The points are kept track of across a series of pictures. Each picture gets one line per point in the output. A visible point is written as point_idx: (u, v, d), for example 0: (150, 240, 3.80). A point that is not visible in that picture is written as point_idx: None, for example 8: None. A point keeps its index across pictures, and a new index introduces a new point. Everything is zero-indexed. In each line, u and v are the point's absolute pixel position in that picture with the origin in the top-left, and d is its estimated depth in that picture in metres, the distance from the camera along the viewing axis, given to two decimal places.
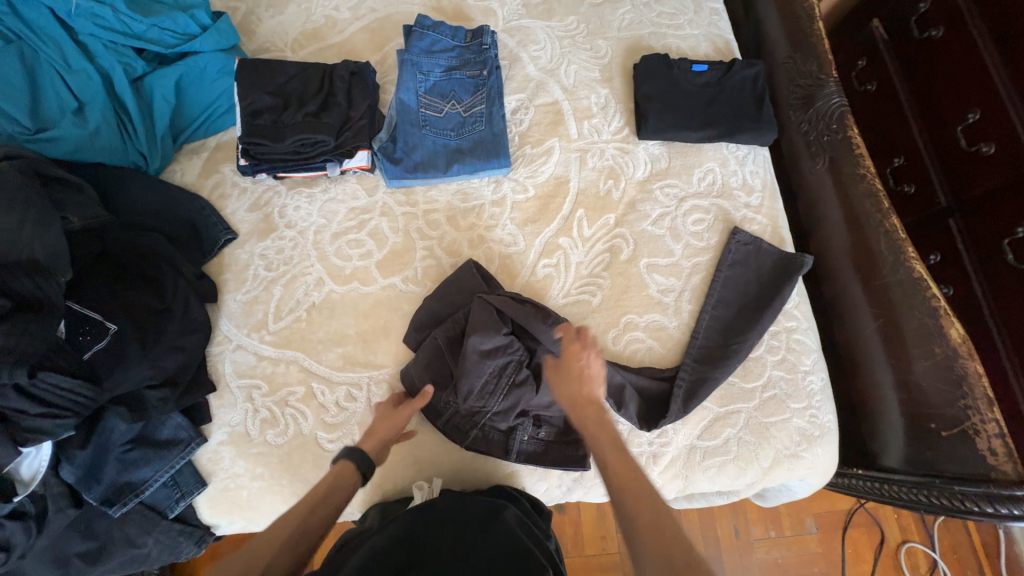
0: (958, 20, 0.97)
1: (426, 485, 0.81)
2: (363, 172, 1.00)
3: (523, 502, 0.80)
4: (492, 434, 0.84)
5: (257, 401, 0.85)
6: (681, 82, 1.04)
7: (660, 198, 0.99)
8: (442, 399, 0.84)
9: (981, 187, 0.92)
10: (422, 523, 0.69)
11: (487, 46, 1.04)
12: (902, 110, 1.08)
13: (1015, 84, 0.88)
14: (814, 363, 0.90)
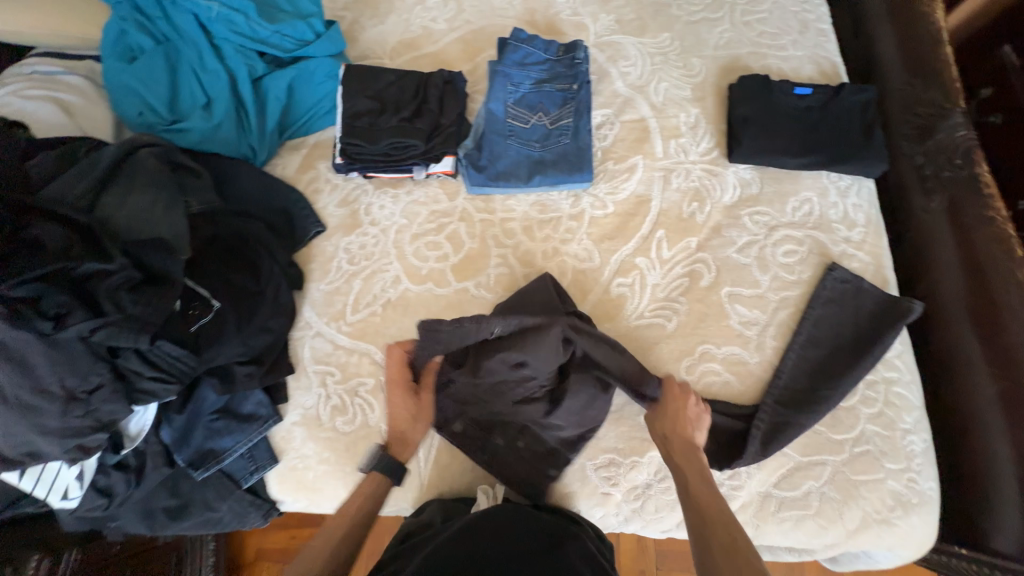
0: None
1: (489, 489, 0.82)
2: (446, 177, 1.03)
3: (586, 526, 0.78)
4: (471, 432, 0.84)
5: (330, 388, 0.88)
6: (781, 105, 0.99)
7: (748, 225, 0.94)
8: (443, 376, 0.86)
9: None
10: (476, 530, 0.70)
11: (579, 60, 1.04)
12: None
13: None
14: (916, 422, 0.81)
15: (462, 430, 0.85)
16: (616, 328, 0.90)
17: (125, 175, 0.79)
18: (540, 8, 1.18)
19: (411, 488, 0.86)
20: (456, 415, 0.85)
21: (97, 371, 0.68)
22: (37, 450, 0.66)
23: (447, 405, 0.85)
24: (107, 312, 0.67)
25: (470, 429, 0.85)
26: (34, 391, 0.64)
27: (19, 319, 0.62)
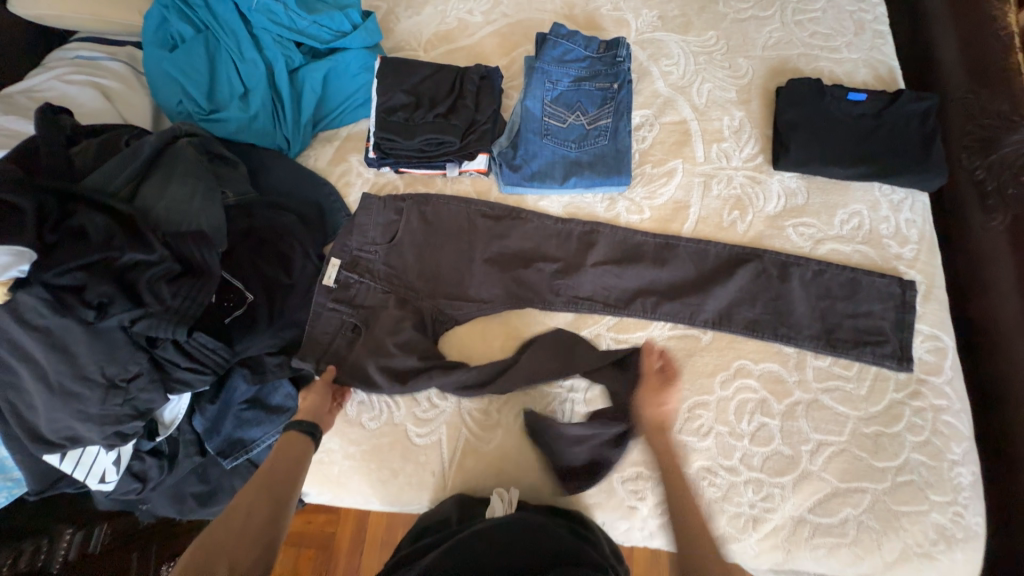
0: None
1: (505, 492, 0.80)
2: (479, 175, 1.01)
3: (604, 542, 0.77)
4: (324, 322, 0.87)
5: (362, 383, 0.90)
6: (832, 111, 0.94)
7: (792, 237, 0.90)
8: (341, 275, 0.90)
9: None
10: (467, 546, 0.69)
11: (621, 58, 1.00)
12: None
13: None
14: (965, 453, 0.77)
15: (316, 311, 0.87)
16: (647, 338, 0.87)
17: (163, 165, 0.80)
18: (580, 2, 1.14)
19: (430, 483, 0.85)
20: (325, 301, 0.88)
21: (136, 359, 0.68)
22: (78, 435, 0.67)
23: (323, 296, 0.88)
24: (147, 302, 0.68)
25: (321, 313, 0.87)
26: (76, 379, 0.65)
27: (65, 307, 0.63)
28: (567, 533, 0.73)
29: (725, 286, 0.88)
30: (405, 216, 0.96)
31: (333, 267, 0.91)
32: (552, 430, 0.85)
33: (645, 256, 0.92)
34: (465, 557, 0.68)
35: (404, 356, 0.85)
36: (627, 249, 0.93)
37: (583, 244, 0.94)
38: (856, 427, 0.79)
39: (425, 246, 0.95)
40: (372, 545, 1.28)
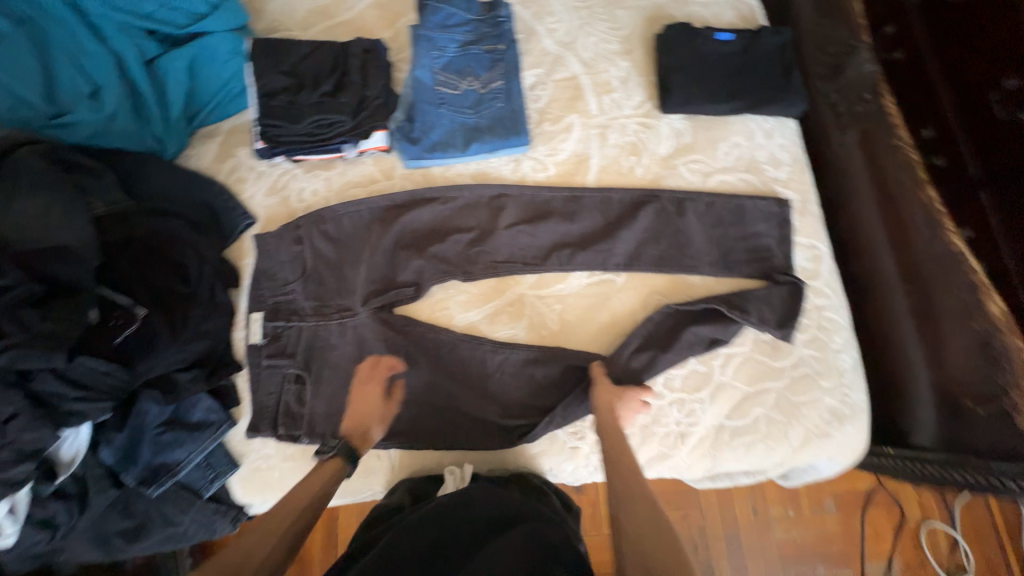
0: (914, 46, 0.94)
1: (457, 470, 0.82)
2: (381, 153, 0.99)
3: (555, 502, 0.80)
4: (264, 377, 0.86)
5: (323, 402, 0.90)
6: (704, 51, 1.01)
7: (685, 174, 0.97)
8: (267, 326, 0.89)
9: (1009, 160, 0.79)
10: (427, 517, 0.71)
11: (503, 19, 1.01)
12: (931, 86, 0.91)
13: (954, 93, 0.88)
14: (845, 342, 0.88)
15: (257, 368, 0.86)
16: (567, 290, 0.91)
17: (4, 180, 0.71)
18: None
19: (382, 469, 0.85)
20: (257, 356, 0.87)
21: (8, 400, 0.64)
22: None
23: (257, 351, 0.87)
24: (8, 333, 0.62)
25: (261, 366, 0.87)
26: None
27: None
28: (518, 496, 0.76)
29: (630, 226, 0.93)
30: (307, 243, 0.92)
31: (257, 321, 0.90)
32: (490, 390, 0.87)
33: (555, 212, 0.96)
34: (430, 522, 0.70)
35: (347, 372, 0.88)
36: (537, 207, 0.96)
37: (494, 208, 0.96)
38: (756, 336, 0.87)
39: (338, 238, 0.93)
40: (342, 551, 1.24)
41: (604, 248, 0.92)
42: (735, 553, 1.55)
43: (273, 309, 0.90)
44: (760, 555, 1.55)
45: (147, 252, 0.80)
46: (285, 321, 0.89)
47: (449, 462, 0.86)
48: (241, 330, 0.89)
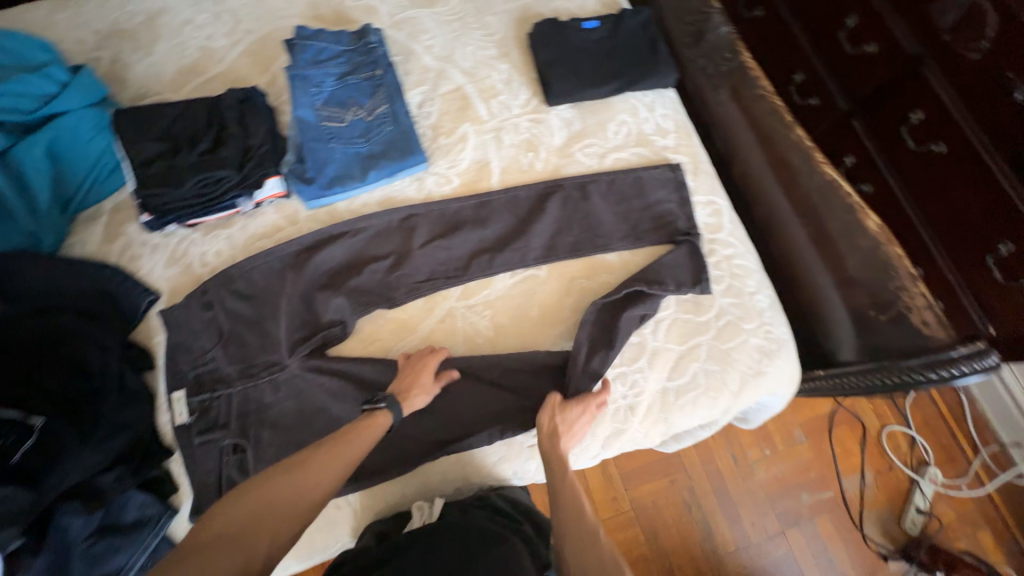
0: (772, 12, 1.36)
1: (425, 506, 0.81)
2: (279, 200, 0.97)
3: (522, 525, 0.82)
4: (202, 454, 0.81)
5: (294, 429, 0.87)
6: (574, 40, 1.05)
7: (582, 159, 1.00)
8: (194, 401, 0.84)
9: (869, 84, 1.20)
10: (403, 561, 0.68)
11: (374, 45, 1.01)
12: (792, 38, 1.32)
13: (813, 44, 1.30)
14: (758, 284, 0.94)
15: (192, 447, 0.81)
16: (494, 294, 0.92)
17: None
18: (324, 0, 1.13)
19: (345, 515, 0.81)
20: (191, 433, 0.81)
21: None
22: None
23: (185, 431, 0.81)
24: None
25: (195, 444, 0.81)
26: None
27: None
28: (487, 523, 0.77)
29: (542, 218, 0.95)
30: (218, 307, 0.88)
31: (181, 400, 0.83)
32: (440, 410, 0.86)
33: (467, 220, 0.96)
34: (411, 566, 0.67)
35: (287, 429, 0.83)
36: (448, 220, 0.96)
37: (406, 230, 0.95)
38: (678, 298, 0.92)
39: (251, 294, 0.90)
40: None
41: (521, 246, 0.94)
42: (724, 503, 1.61)
43: (197, 380, 0.85)
44: (747, 499, 1.62)
45: (40, 356, 0.76)
46: (210, 392, 0.84)
47: (418, 500, 0.83)
48: (165, 414, 0.84)
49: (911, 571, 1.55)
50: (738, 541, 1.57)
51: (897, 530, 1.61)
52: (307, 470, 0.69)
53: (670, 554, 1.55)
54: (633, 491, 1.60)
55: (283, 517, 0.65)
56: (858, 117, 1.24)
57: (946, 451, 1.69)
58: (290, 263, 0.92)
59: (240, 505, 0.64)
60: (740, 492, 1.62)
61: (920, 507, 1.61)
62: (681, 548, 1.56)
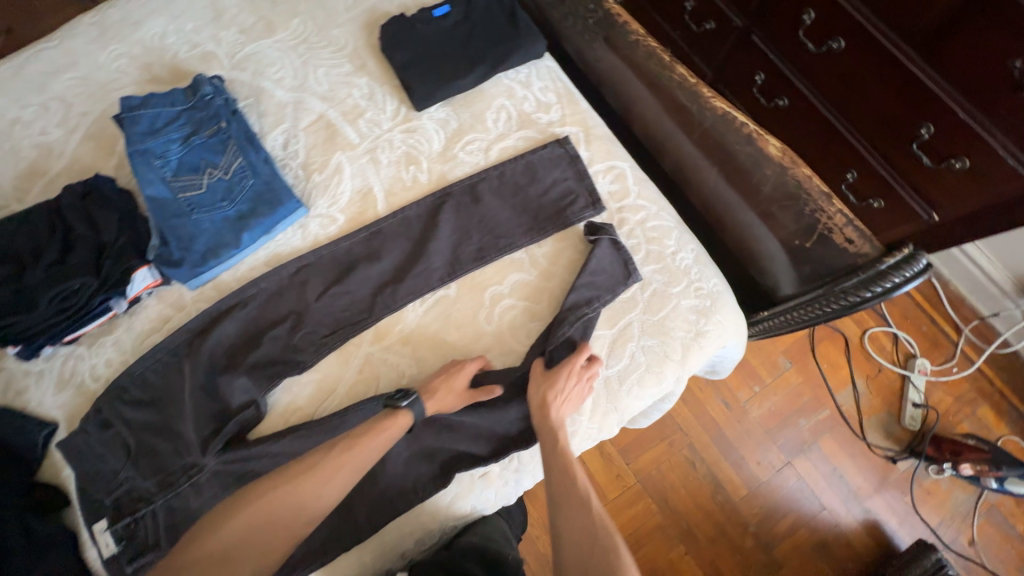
0: None
1: None
2: (159, 288, 0.89)
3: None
4: None
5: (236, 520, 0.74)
6: (427, 34, 0.97)
7: (467, 158, 0.93)
8: (118, 529, 0.76)
9: None
10: None
11: (211, 96, 0.92)
12: None
13: None
14: (678, 241, 0.89)
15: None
16: (407, 327, 0.85)
17: None
18: (155, 59, 1.03)
19: None
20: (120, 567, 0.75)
21: None
22: None
23: (114, 565, 0.75)
24: None
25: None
26: None
27: None
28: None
29: (438, 232, 0.88)
30: (117, 422, 0.81)
31: (105, 531, 0.76)
32: (381, 467, 0.79)
33: (361, 257, 0.89)
34: None
35: None
36: (340, 264, 0.89)
37: (299, 285, 0.88)
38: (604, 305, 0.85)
39: (151, 397, 0.82)
40: None
41: (423, 268, 0.87)
42: (727, 450, 1.57)
43: (115, 504, 0.78)
44: (747, 440, 1.59)
45: None
46: (132, 514, 0.77)
47: None
48: (92, 548, 0.78)
49: (920, 466, 1.55)
50: (748, 484, 1.54)
51: (900, 430, 1.60)
52: (290, 500, 0.73)
53: (686, 515, 1.51)
54: (635, 463, 1.56)
55: (267, 538, 0.73)
56: (756, 29, 1.20)
57: (929, 338, 1.67)
58: (185, 353, 0.84)
59: (237, 522, 0.73)
60: (741, 435, 1.59)
61: (916, 400, 1.60)
62: (696, 507, 1.52)
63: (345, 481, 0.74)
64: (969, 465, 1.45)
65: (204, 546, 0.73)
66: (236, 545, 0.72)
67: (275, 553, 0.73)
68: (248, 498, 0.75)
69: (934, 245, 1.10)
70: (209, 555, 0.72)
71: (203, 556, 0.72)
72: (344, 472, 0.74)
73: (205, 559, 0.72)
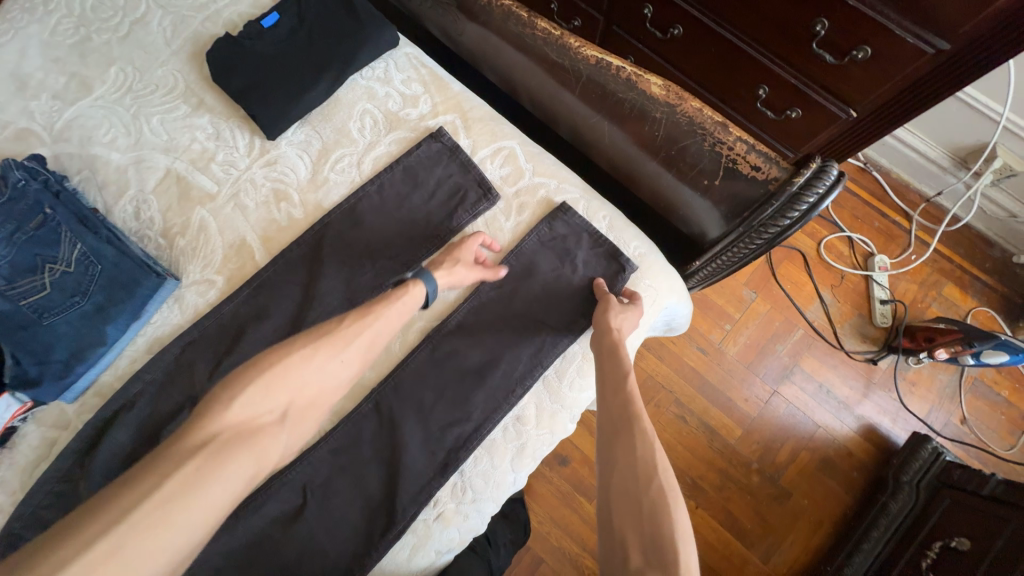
0: None
1: None
2: (36, 409, 0.77)
3: None
4: None
5: (248, 411, 0.57)
6: (260, 51, 0.86)
7: (341, 177, 0.83)
8: None
9: None
10: None
11: (21, 182, 0.78)
12: None
13: None
14: (589, 209, 0.81)
15: None
16: None
17: None
18: None
19: None
20: None
21: None
22: None
23: None
24: None
25: None
26: None
27: None
28: None
29: (326, 266, 0.79)
30: None
31: None
32: (326, 539, 0.70)
33: (251, 317, 0.78)
34: None
35: None
36: (227, 332, 0.78)
37: (186, 367, 0.77)
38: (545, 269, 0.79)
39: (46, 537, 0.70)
40: None
41: (320, 311, 0.77)
42: (714, 395, 1.54)
43: None
44: (732, 380, 1.55)
45: None
46: None
47: None
48: None
49: (899, 359, 1.55)
50: (741, 423, 1.51)
51: (873, 330, 1.58)
52: (336, 357, 0.64)
53: (689, 469, 1.47)
54: None
55: (304, 405, 0.61)
56: None
57: (883, 233, 1.65)
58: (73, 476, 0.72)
59: (258, 391, 0.58)
60: (723, 378, 1.55)
61: (883, 297, 1.58)
62: (697, 459, 1.48)
63: (384, 333, 0.68)
64: (944, 349, 1.41)
65: (220, 419, 0.55)
66: (264, 414, 0.58)
67: (315, 410, 0.63)
68: (264, 364, 0.60)
69: (855, 141, 1.06)
70: (233, 429, 0.55)
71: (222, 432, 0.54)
72: (369, 335, 0.66)
73: (226, 434, 0.54)
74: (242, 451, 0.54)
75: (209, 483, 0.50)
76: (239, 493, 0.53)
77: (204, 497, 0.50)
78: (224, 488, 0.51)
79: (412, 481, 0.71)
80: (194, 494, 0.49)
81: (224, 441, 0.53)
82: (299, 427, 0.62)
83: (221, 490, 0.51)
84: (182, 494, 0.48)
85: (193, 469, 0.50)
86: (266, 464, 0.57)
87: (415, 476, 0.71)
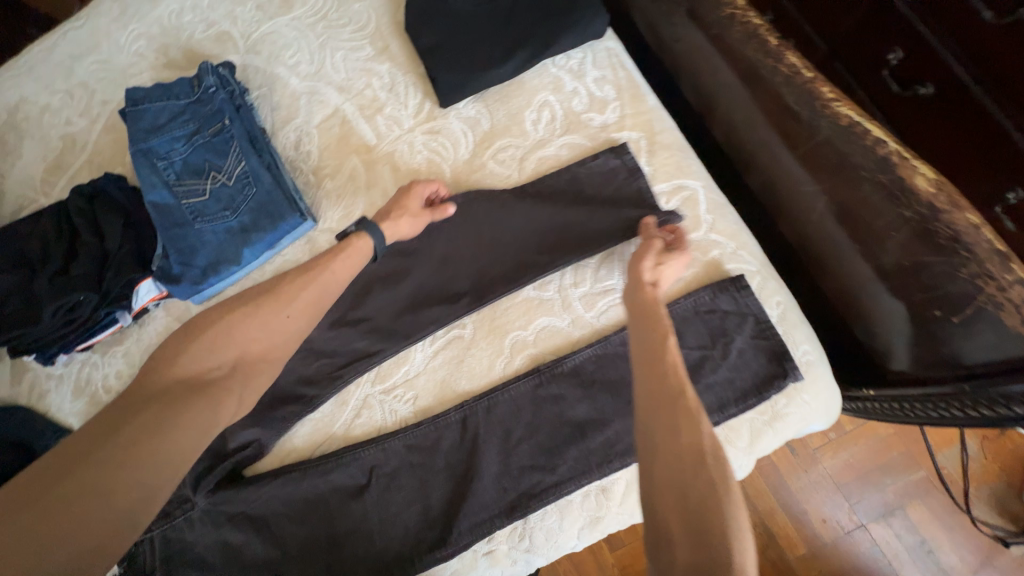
0: None
1: None
2: (167, 299, 0.83)
3: None
4: None
5: (187, 373, 0.62)
6: (460, 12, 0.80)
7: (498, 168, 0.77)
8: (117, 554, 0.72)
9: None
10: None
11: (212, 88, 0.82)
12: None
13: None
14: (763, 289, 0.68)
15: None
16: (414, 370, 0.73)
17: None
18: (171, 40, 0.94)
19: None
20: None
21: None
22: None
23: None
24: None
25: None
26: None
27: None
28: None
29: (456, 257, 0.75)
30: None
31: None
32: (376, 528, 0.68)
33: (371, 284, 0.77)
34: None
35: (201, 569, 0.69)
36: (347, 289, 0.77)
37: None
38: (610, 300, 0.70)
39: None
40: None
41: (437, 301, 0.74)
42: None
43: None
44: (813, 493, 1.15)
45: None
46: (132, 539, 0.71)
47: None
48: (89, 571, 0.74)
49: None
50: None
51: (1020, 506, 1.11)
52: (280, 311, 0.66)
53: None
54: None
55: (254, 363, 0.65)
56: None
57: None
58: None
59: (211, 346, 0.64)
60: None
61: None
62: None
63: (322, 294, 0.68)
64: None
65: (176, 370, 0.62)
66: (215, 366, 0.63)
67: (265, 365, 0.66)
68: (212, 320, 0.66)
69: None
70: (185, 380, 0.61)
71: (175, 383, 0.61)
72: (314, 289, 0.67)
73: (171, 388, 0.60)
74: (190, 403, 0.59)
75: (167, 424, 0.57)
76: (203, 436, 0.59)
77: (165, 436, 0.56)
78: (189, 428, 0.58)
79: (476, 510, 0.67)
80: (160, 434, 0.56)
81: (177, 391, 0.60)
82: (256, 379, 0.65)
83: (182, 429, 0.57)
84: (142, 438, 0.55)
85: (152, 414, 0.57)
86: (223, 419, 0.61)
87: (480, 505, 0.67)
